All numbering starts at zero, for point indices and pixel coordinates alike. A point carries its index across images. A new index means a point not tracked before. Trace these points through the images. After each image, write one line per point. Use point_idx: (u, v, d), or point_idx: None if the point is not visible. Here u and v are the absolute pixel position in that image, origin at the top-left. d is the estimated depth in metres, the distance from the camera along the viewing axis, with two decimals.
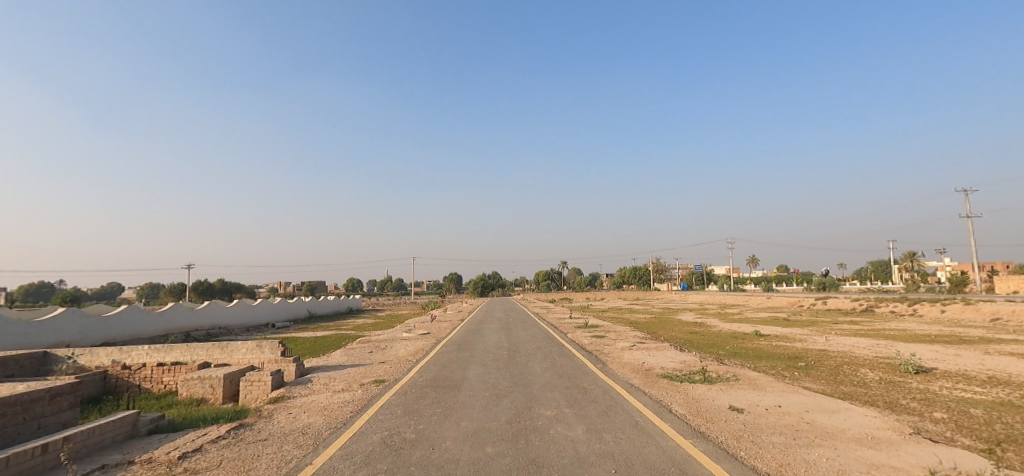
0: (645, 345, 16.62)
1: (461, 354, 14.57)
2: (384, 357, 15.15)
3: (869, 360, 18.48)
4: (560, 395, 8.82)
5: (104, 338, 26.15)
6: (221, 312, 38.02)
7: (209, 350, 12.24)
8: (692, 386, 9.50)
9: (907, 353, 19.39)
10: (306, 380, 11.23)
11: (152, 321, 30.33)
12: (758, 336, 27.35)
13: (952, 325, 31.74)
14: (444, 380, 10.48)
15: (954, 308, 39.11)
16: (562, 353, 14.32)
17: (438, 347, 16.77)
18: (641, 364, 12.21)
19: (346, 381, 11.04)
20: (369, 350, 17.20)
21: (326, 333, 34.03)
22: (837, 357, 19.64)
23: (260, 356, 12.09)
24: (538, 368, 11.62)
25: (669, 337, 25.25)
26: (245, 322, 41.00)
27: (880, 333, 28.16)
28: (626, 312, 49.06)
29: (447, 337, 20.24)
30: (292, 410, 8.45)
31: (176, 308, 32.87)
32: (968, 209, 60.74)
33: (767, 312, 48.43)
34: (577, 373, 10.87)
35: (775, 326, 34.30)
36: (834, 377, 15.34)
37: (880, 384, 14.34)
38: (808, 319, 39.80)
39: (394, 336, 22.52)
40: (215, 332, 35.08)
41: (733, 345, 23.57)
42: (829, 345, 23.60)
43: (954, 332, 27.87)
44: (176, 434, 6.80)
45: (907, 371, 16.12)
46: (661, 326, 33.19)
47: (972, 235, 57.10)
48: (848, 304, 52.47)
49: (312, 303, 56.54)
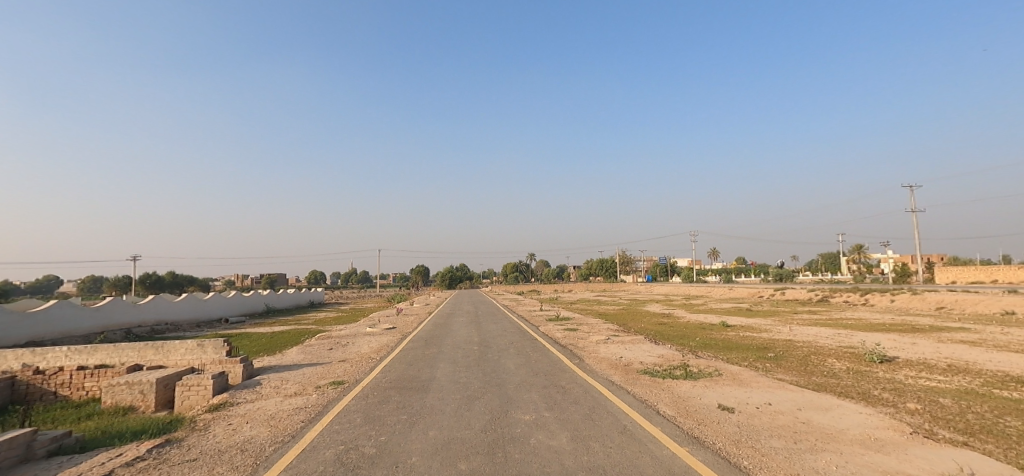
0: (618, 338, 16.15)
1: (429, 351, 13.64)
2: (345, 354, 14.08)
3: (835, 350, 18.65)
4: (538, 395, 8.10)
5: (30, 337, 23.79)
6: (168, 307, 35.55)
7: (141, 351, 10.90)
8: (676, 383, 8.96)
9: (869, 342, 19.73)
10: (254, 383, 10.12)
11: (88, 318, 27.92)
12: (725, 327, 27.54)
13: (903, 314, 33.04)
14: (410, 380, 9.58)
15: (903, 298, 40.89)
16: (536, 347, 13.64)
17: (404, 343, 15.79)
18: (618, 359, 11.64)
19: (299, 383, 9.98)
20: (328, 347, 16.06)
21: (284, 328, 32.32)
22: (804, 347, 19.82)
23: (201, 356, 10.85)
24: (512, 365, 10.86)
25: (639, 329, 25.09)
26: (196, 318, 38.57)
27: (839, 323, 28.94)
28: (594, 304, 49.02)
29: (414, 332, 19.23)
30: (231, 420, 7.39)
31: (116, 303, 30.42)
32: (912, 204, 63.95)
33: (729, 303, 49.49)
34: (554, 370, 10.19)
35: (739, 317, 34.86)
36: (804, 368, 15.29)
37: (849, 374, 14.37)
38: (769, 309, 40.80)
39: (358, 331, 21.36)
40: (160, 328, 32.75)
41: (702, 336, 23.59)
42: (793, 334, 23.93)
43: (906, 321, 28.95)
44: (81, 457, 5.69)
45: (872, 360, 16.28)
46: (630, 318, 33.13)
47: (917, 229, 60.13)
48: (805, 294, 54.32)
49: (271, 297, 54.07)
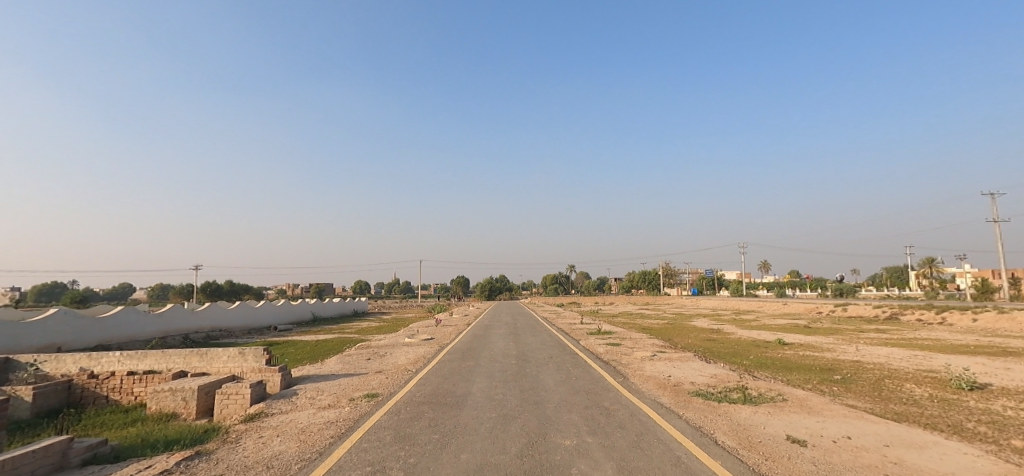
0: (666, 355, 15.19)
1: (466, 364, 13.24)
2: (382, 365, 13.92)
3: (913, 374, 16.82)
4: (579, 417, 7.50)
5: (98, 341, 25.27)
6: (222, 315, 37.06)
7: (186, 357, 11.09)
8: (735, 407, 8.10)
9: (953, 366, 17.75)
10: (291, 393, 10.04)
11: (150, 323, 29.47)
12: (782, 345, 25.70)
13: (988, 335, 29.87)
14: (444, 395, 9.18)
15: (987, 317, 37.04)
16: (577, 363, 12.98)
17: (441, 355, 15.48)
18: (667, 378, 10.82)
19: (334, 394, 9.81)
20: (367, 357, 15.98)
21: (328, 337, 32.95)
22: (875, 369, 18.08)
23: (242, 364, 10.91)
24: (552, 381, 10.27)
25: (688, 345, 23.82)
26: (247, 325, 40.02)
27: (913, 344, 26.39)
28: (638, 318, 47.41)
29: (452, 344, 18.95)
30: (262, 433, 7.21)
31: (175, 310, 31.98)
32: (995, 214, 58.32)
33: (785, 319, 46.55)
34: (596, 388, 9.54)
35: (798, 334, 32.60)
36: (878, 393, 13.83)
37: (933, 402, 12.84)
38: (831, 327, 38.04)
39: (397, 341, 21.32)
40: (214, 334, 34.16)
41: (757, 354, 22.07)
42: (861, 355, 21.99)
43: (994, 343, 26.04)
44: (113, 468, 5.58)
45: (959, 387, 14.53)
46: (677, 333, 31.58)
47: (999, 241, 54.95)
48: (870, 311, 50.34)
49: (317, 306, 55.67)
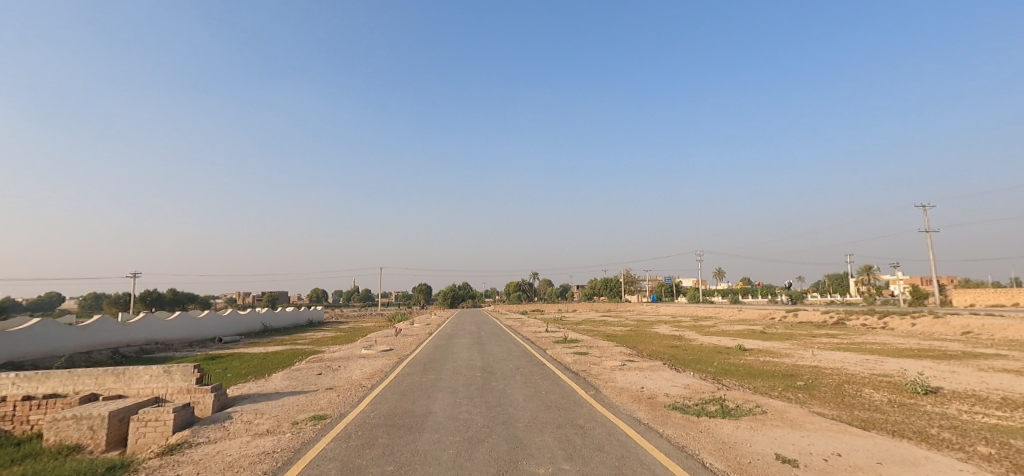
0: (635, 365, 14.72)
1: (426, 378, 12.27)
2: (334, 381, 12.73)
3: (869, 379, 17.09)
4: (553, 439, 6.78)
5: (8, 357, 22.51)
6: (159, 326, 34.24)
7: (99, 378, 9.63)
8: (715, 422, 7.58)
9: (905, 370, 18.22)
10: (223, 417, 8.82)
11: (72, 336, 26.63)
12: (742, 351, 25.99)
13: (928, 339, 31.34)
14: (402, 416, 8.24)
15: (925, 321, 39.03)
16: (545, 374, 12.27)
17: (400, 368, 14.40)
18: (640, 391, 10.27)
19: (274, 418, 8.68)
20: (317, 372, 14.68)
21: (278, 348, 30.92)
22: (834, 374, 18.33)
23: (167, 385, 9.56)
24: (521, 396, 9.50)
25: (652, 352, 23.63)
26: (188, 337, 37.15)
27: (863, 348, 27.24)
28: (599, 325, 47.25)
29: (411, 355, 17.85)
30: (180, 470, 6.08)
31: (103, 322, 29.15)
32: (927, 223, 62.35)
33: (741, 325, 47.63)
34: (568, 403, 8.87)
35: (755, 340, 33.15)
36: (842, 400, 13.84)
37: (895, 407, 12.92)
38: (785, 332, 39.14)
39: (352, 353, 19.97)
40: (150, 348, 31.42)
41: (719, 360, 22.12)
42: (817, 360, 22.43)
43: (935, 346, 27.23)
44: None
45: (914, 391, 14.77)
46: (640, 340, 31.44)
47: (931, 250, 58.68)
48: (819, 316, 52.28)
49: (268, 315, 52.64)
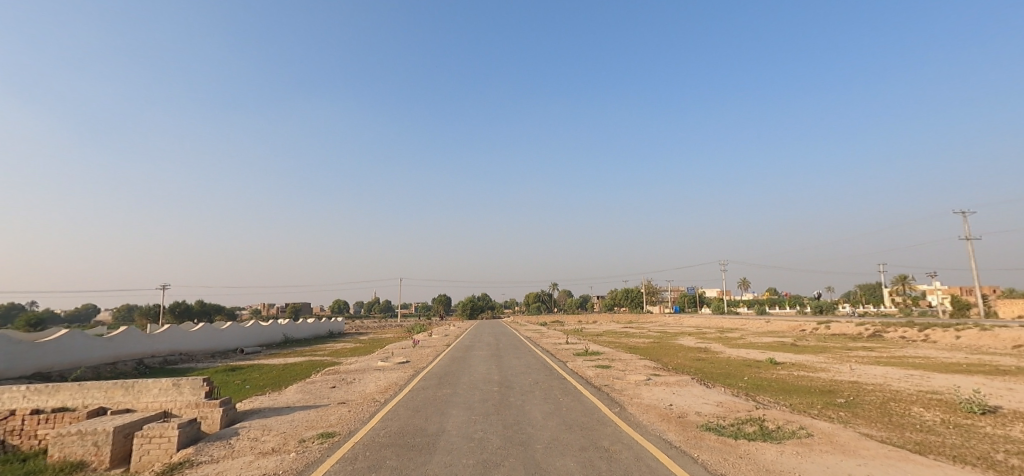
0: (662, 379, 13.94)
1: (441, 393, 11.76)
2: (347, 395, 12.35)
3: (917, 397, 15.91)
4: (576, 463, 6.16)
5: (36, 369, 22.89)
6: (182, 338, 34.61)
7: (109, 391, 9.41)
8: (757, 446, 6.86)
9: (956, 386, 16.95)
10: (230, 433, 8.46)
11: (99, 347, 27.00)
12: (774, 365, 24.77)
13: (976, 352, 29.46)
14: (413, 435, 7.74)
15: (970, 334, 36.86)
16: (567, 390, 11.64)
17: (415, 381, 13.94)
18: (669, 409, 9.56)
19: (282, 434, 8.28)
20: (331, 385, 14.32)
21: (297, 360, 30.88)
22: (876, 390, 17.16)
23: (175, 399, 9.28)
24: (539, 414, 8.92)
25: (678, 366, 22.66)
26: (210, 349, 37.48)
27: (905, 362, 25.70)
28: (622, 336, 46.21)
29: (427, 368, 17.37)
30: None
31: (128, 333, 29.54)
32: (967, 231, 59.52)
33: (770, 337, 45.91)
34: (591, 422, 8.25)
35: (786, 353, 31.71)
36: (889, 419, 12.81)
37: (950, 429, 11.87)
38: (818, 344, 37.49)
39: (368, 365, 19.63)
40: (173, 359, 31.71)
41: (750, 375, 21.06)
42: (857, 375, 21.15)
43: (985, 361, 25.51)
44: None
45: (970, 410, 13.61)
46: (665, 353, 30.32)
47: (972, 258, 56.01)
48: (853, 328, 50.03)
49: (290, 327, 53.00)
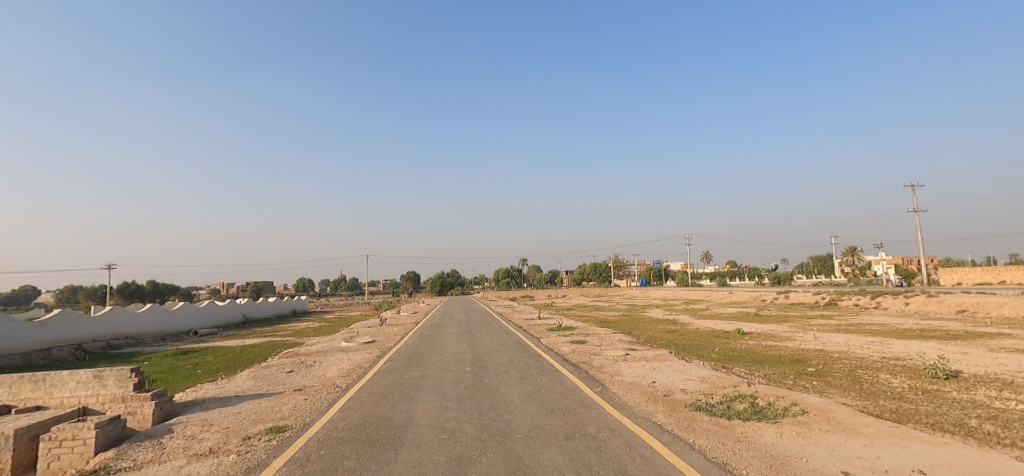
0: (639, 354, 13.51)
1: (409, 375, 10.88)
2: (305, 380, 11.32)
3: (883, 363, 16.12)
4: (564, 456, 5.42)
5: None
6: (128, 320, 32.32)
7: (16, 387, 8.14)
8: (754, 427, 6.32)
9: (918, 352, 17.29)
10: (163, 431, 7.36)
11: (30, 333, 24.70)
12: (742, 335, 25.04)
13: (926, 318, 30.80)
14: (376, 426, 6.88)
15: (919, 301, 38.65)
16: (544, 369, 10.96)
17: (381, 363, 12.99)
18: (652, 387, 9.02)
19: (224, 431, 7.25)
20: (288, 369, 13.20)
21: (256, 341, 29.35)
22: (844, 358, 17.35)
23: (97, 392, 8.09)
24: (517, 397, 8.18)
25: (651, 338, 22.52)
26: (161, 332, 35.30)
27: (864, 329, 26.45)
28: (592, 310, 46.29)
29: (395, 348, 16.42)
30: None
31: (65, 315, 27.22)
32: (916, 203, 62.34)
33: (734, 308, 47.10)
34: (574, 405, 7.59)
35: (751, 323, 32.31)
36: (862, 387, 12.76)
37: (921, 395, 11.88)
38: (779, 314, 38.49)
39: (331, 346, 18.51)
40: (117, 344, 29.53)
41: (721, 346, 21.09)
42: (821, 343, 21.52)
43: (936, 326, 26.61)
44: None
45: (936, 376, 13.75)
46: (635, 325, 30.30)
47: (919, 229, 58.98)
48: (810, 297, 51.91)
49: (249, 306, 50.66)
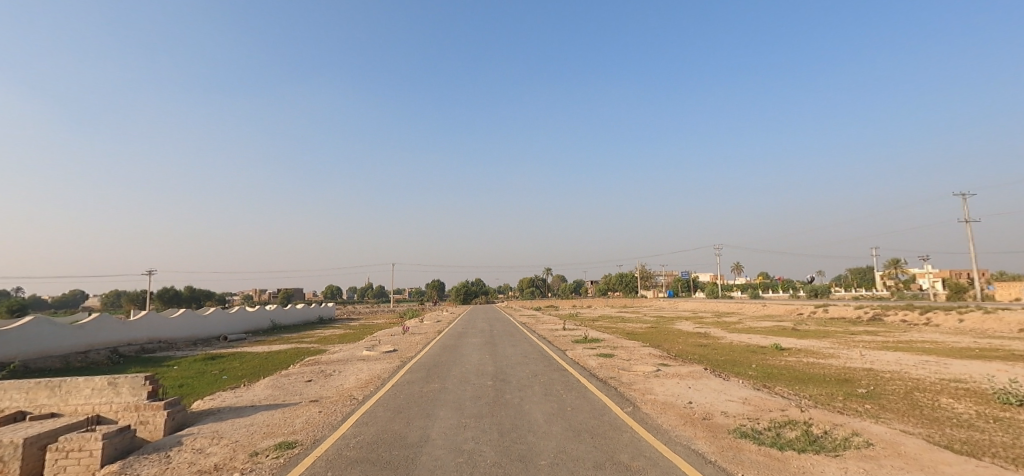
0: (672, 370, 12.70)
1: (428, 388, 10.41)
2: (323, 390, 11.02)
3: (942, 386, 14.78)
4: None
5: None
6: (161, 325, 33.03)
7: (33, 393, 8.03)
8: (813, 462, 5.55)
9: (981, 374, 15.82)
10: (172, 443, 7.07)
11: (69, 336, 25.37)
12: (779, 351, 23.69)
13: (983, 336, 28.63)
14: (390, 445, 6.41)
15: (974, 318, 36.07)
16: (570, 385, 10.31)
17: (400, 374, 12.59)
18: (689, 408, 8.28)
19: (232, 445, 6.90)
20: (307, 378, 12.91)
21: (281, 348, 29.52)
22: (897, 379, 16.02)
23: (111, 400, 7.90)
24: (540, 416, 7.61)
25: (681, 352, 21.49)
26: (192, 337, 35.98)
27: (915, 347, 24.65)
28: (619, 321, 45.11)
29: (416, 358, 16.01)
30: None
31: (102, 319, 27.95)
32: (967, 214, 59.02)
33: (769, 321, 45.08)
34: (603, 427, 6.97)
35: (789, 338, 30.68)
36: (923, 413, 11.58)
37: (993, 424, 10.66)
38: (819, 329, 36.55)
39: (352, 355, 18.25)
40: (150, 348, 30.12)
41: (758, 362, 19.91)
42: (869, 362, 20.07)
43: (996, 345, 24.61)
44: None
45: (1006, 402, 12.43)
46: (665, 339, 29.11)
47: (971, 242, 55.57)
48: (851, 311, 49.30)
49: (278, 313, 51.35)
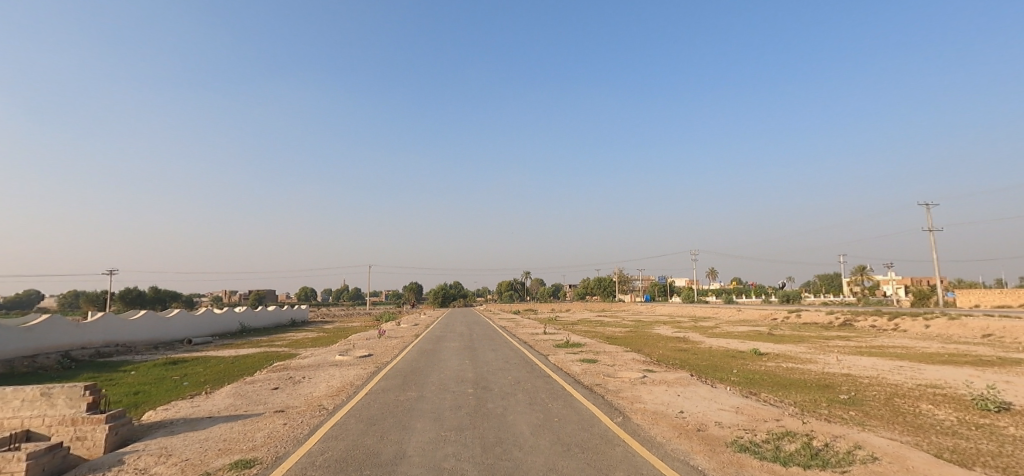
0: (658, 376, 12.34)
1: (404, 397, 9.74)
2: (290, 399, 10.24)
3: (920, 392, 14.82)
4: None
5: None
6: (120, 328, 31.25)
7: None
8: None
9: (955, 380, 15.98)
10: (112, 461, 6.27)
11: (16, 339, 23.66)
12: (758, 356, 23.68)
13: (950, 342, 29.31)
14: (362, 463, 5.77)
15: (940, 323, 37.04)
16: (556, 393, 9.78)
17: (374, 381, 11.86)
18: (682, 418, 7.87)
19: (182, 463, 6.15)
20: (274, 386, 12.06)
21: (250, 352, 28.27)
22: (876, 385, 16.05)
23: (45, 413, 7.03)
24: (526, 429, 7.07)
25: (663, 358, 21.26)
26: (153, 340, 34.18)
27: (887, 353, 25.02)
28: (597, 326, 44.91)
29: (392, 363, 15.27)
30: None
31: (54, 321, 26.21)
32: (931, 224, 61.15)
33: (744, 326, 45.60)
34: (594, 441, 6.47)
35: (765, 342, 30.91)
36: (908, 421, 11.47)
37: (976, 431, 10.60)
38: (793, 334, 37.02)
39: (323, 360, 17.38)
40: (106, 352, 28.37)
41: (739, 367, 19.80)
42: (846, 367, 20.18)
43: (964, 351, 25.17)
44: None
45: (985, 408, 12.46)
46: (644, 343, 28.92)
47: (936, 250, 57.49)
48: (823, 317, 50.28)
49: (248, 315, 49.57)
